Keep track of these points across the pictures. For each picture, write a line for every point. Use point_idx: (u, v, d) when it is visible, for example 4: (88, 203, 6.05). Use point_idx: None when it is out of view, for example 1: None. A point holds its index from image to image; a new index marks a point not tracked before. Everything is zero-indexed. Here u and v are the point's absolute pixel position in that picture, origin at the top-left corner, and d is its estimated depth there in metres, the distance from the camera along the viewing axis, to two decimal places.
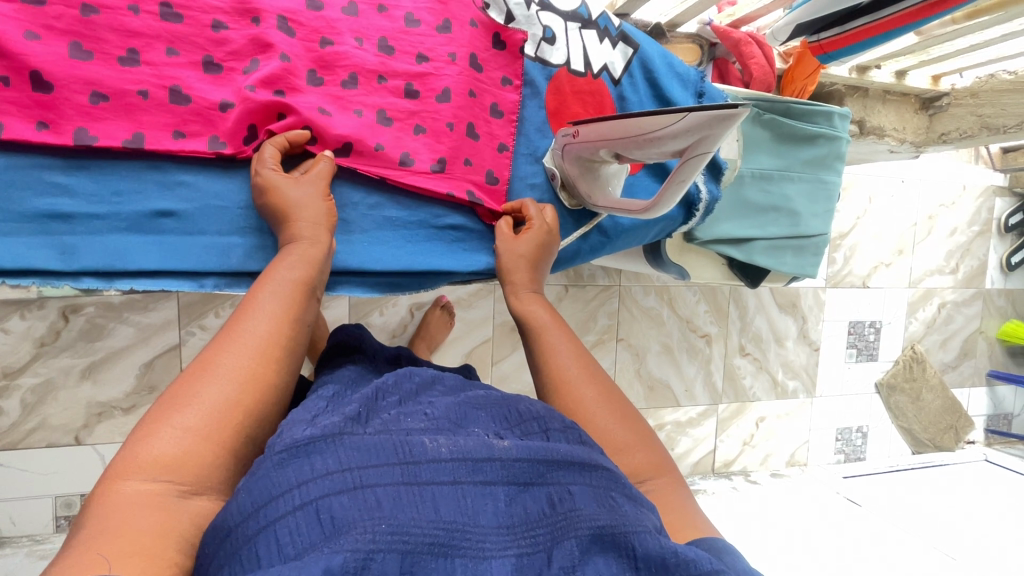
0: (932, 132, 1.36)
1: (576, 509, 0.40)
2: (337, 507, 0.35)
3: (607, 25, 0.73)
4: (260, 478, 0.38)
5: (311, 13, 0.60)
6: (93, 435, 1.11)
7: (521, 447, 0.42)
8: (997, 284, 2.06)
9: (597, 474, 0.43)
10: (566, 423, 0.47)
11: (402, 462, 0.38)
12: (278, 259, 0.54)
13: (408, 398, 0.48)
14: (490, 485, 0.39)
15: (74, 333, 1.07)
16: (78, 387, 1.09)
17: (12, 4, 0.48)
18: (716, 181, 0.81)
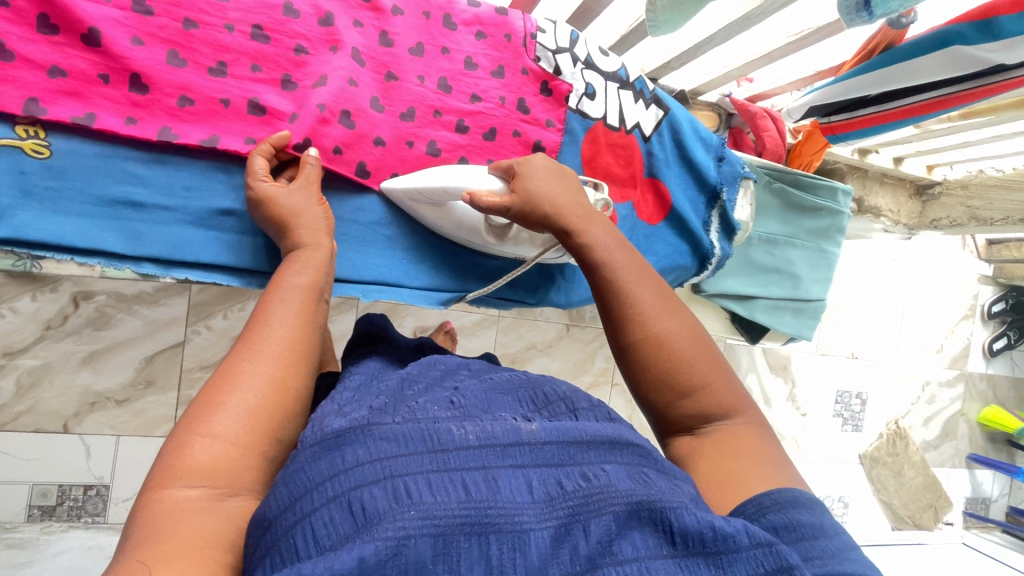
0: (925, 217, 1.46)
1: (610, 484, 0.36)
2: (368, 497, 0.32)
3: (642, 88, 0.80)
4: (296, 471, 0.35)
5: (382, 49, 0.65)
6: (82, 424, 1.08)
7: (549, 428, 0.39)
8: (978, 368, 2.14)
9: (627, 451, 0.40)
10: (594, 402, 0.45)
11: (431, 450, 0.35)
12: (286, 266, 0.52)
13: (434, 386, 0.45)
14: (523, 467, 0.36)
15: (80, 320, 1.05)
16: (75, 374, 1.07)
17: (124, 12, 0.53)
18: (729, 239, 0.87)
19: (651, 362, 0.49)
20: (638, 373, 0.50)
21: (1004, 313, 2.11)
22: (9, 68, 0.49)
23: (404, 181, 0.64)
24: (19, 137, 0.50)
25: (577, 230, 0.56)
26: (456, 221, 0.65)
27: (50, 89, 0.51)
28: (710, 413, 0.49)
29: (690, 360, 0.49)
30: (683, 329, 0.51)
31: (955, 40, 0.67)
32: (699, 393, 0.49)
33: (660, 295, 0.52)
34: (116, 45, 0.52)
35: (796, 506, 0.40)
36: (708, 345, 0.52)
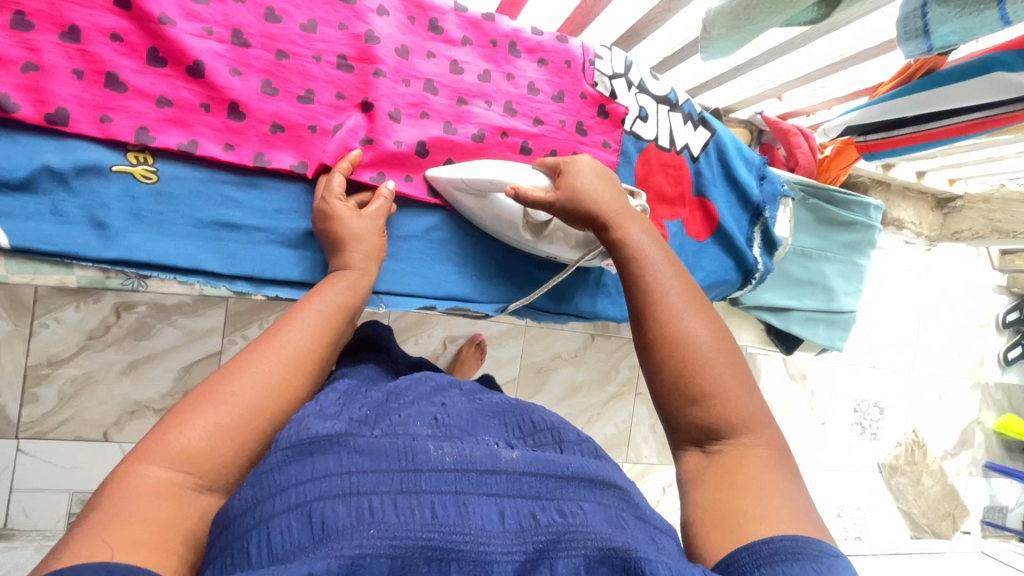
0: (946, 229, 1.49)
1: (586, 525, 0.37)
2: (329, 511, 0.34)
3: (690, 110, 0.83)
4: (265, 474, 0.37)
5: (453, 76, 0.68)
6: (122, 432, 1.07)
7: (529, 458, 0.40)
8: (994, 377, 2.16)
9: (607, 492, 0.41)
10: (580, 436, 0.47)
11: (402, 469, 0.37)
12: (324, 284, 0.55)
13: (421, 402, 0.48)
14: (496, 496, 0.37)
15: (122, 330, 1.06)
16: (115, 383, 1.07)
17: (223, 45, 0.57)
18: (770, 255, 0.90)
19: (665, 363, 0.48)
20: (655, 371, 0.49)
21: (1020, 322, 2.15)
22: (123, 99, 0.52)
23: (449, 171, 0.65)
24: (130, 163, 0.53)
25: (615, 227, 0.56)
26: (495, 214, 0.65)
27: (157, 118, 0.54)
28: (720, 429, 0.45)
29: (720, 363, 0.47)
30: (706, 335, 0.48)
31: (996, 65, 0.70)
32: (711, 402, 0.46)
33: (687, 298, 0.51)
34: (217, 77, 0.55)
35: (799, 561, 0.35)
36: (735, 357, 0.49)
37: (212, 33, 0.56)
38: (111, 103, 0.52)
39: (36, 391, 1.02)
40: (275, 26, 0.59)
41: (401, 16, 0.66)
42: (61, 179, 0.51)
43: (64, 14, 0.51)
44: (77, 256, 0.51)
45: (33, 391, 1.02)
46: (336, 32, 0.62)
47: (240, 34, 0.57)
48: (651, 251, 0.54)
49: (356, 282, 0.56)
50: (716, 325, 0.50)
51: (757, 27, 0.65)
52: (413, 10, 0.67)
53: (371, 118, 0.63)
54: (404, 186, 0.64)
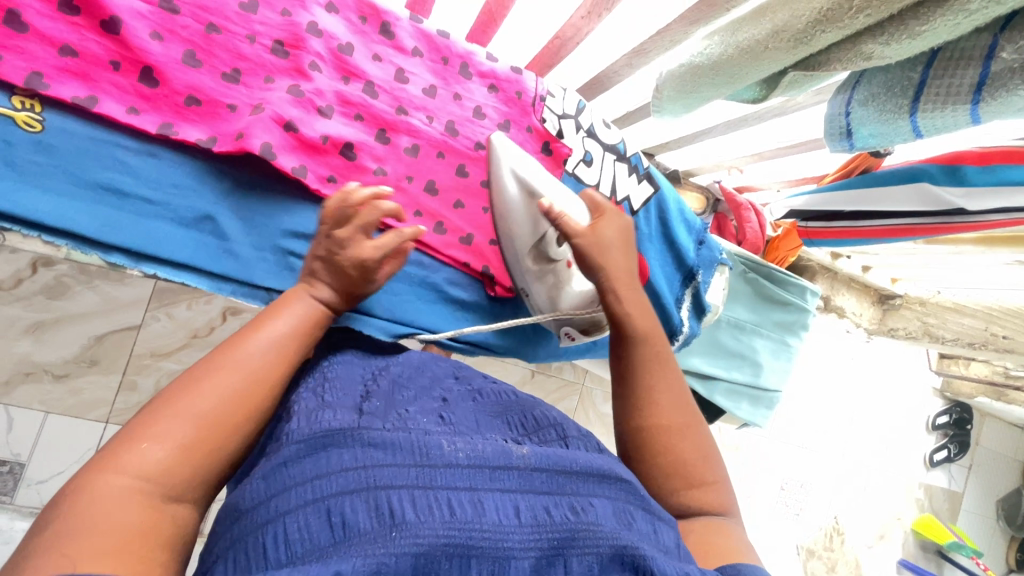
0: (884, 325, 1.54)
1: (597, 523, 0.38)
2: (349, 510, 0.33)
3: (637, 164, 0.85)
4: (278, 468, 0.37)
5: (396, 85, 0.70)
6: (10, 395, 1.06)
7: (540, 455, 0.41)
8: (919, 477, 2.21)
9: (615, 486, 0.42)
10: (583, 432, 0.48)
11: (418, 464, 0.37)
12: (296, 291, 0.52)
13: (424, 393, 0.49)
14: (508, 492, 0.38)
15: (36, 286, 1.05)
16: (16, 341, 1.05)
17: (150, 7, 0.57)
18: (697, 319, 0.91)
19: (653, 458, 0.53)
20: (643, 450, 0.53)
21: (947, 426, 2.24)
22: (20, 39, 0.51)
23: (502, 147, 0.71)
24: (13, 108, 0.52)
25: (619, 298, 0.60)
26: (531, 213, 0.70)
27: (58, 66, 0.53)
28: (700, 507, 0.51)
29: (700, 457, 0.53)
30: (688, 432, 0.54)
31: (924, 177, 0.72)
32: (692, 487, 0.51)
33: (677, 398, 0.56)
34: (133, 36, 0.55)
35: None
36: (707, 455, 0.54)
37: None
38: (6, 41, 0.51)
39: None
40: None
41: (353, 16, 0.69)
42: None
43: None
44: None
45: None
46: (276, 17, 0.63)
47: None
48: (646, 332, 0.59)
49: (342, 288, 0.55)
50: (699, 430, 0.55)
51: (704, 94, 0.64)
52: (366, 12, 0.69)
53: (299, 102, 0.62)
54: (326, 187, 0.64)
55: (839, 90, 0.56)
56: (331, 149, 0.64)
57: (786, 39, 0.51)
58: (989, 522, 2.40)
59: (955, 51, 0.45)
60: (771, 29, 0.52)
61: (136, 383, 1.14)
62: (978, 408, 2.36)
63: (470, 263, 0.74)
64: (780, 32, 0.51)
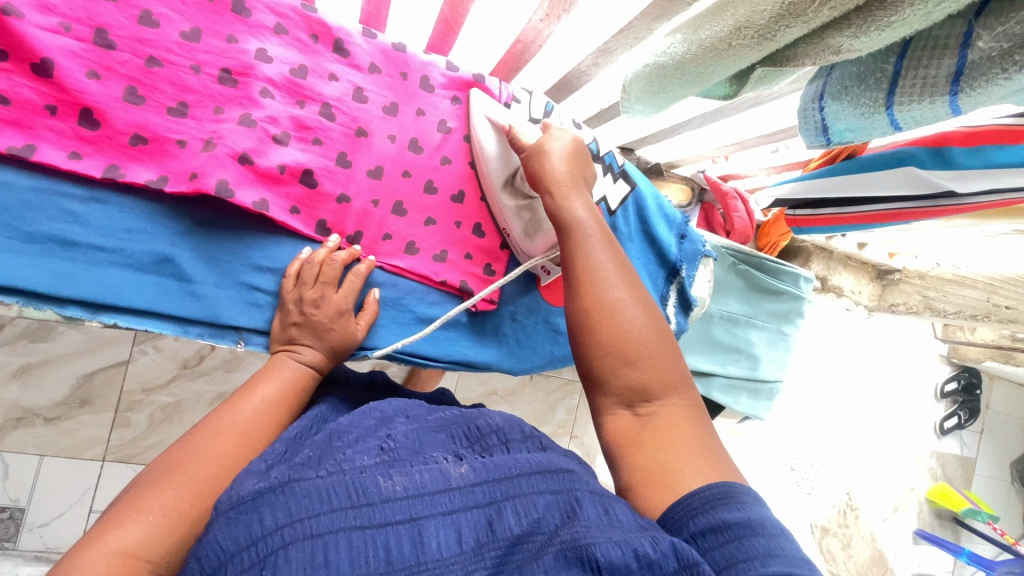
0: (883, 301, 1.48)
1: (538, 528, 0.39)
2: (285, 563, 0.33)
3: (611, 162, 0.81)
4: (211, 542, 0.35)
5: (355, 104, 0.67)
6: (3, 441, 1.05)
7: (478, 469, 0.42)
8: (930, 445, 2.20)
9: (557, 480, 0.43)
10: (524, 435, 0.50)
11: (356, 505, 0.37)
12: (243, 397, 0.53)
13: (366, 434, 0.48)
14: (452, 514, 0.38)
15: (16, 331, 1.02)
16: (3, 386, 1.04)
17: (82, 44, 0.54)
18: (685, 314, 0.89)
19: (601, 328, 0.50)
20: (587, 336, 0.50)
21: (957, 393, 2.22)
22: None
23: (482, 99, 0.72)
24: None
25: (559, 196, 0.58)
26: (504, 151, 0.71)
27: None
28: (649, 390, 0.49)
29: (650, 329, 0.51)
30: (635, 303, 0.51)
31: (910, 160, 0.69)
32: (639, 365, 0.49)
33: (620, 272, 0.53)
34: (68, 78, 0.53)
35: (726, 504, 0.42)
36: (659, 322, 0.52)
37: (68, 30, 0.53)
38: None
39: None
40: (149, 30, 0.56)
41: (302, 34, 0.65)
42: None
43: None
44: None
45: None
46: (221, 43, 0.60)
47: (104, 34, 0.55)
48: (586, 220, 0.55)
49: (292, 382, 0.57)
50: (644, 296, 0.53)
51: (672, 94, 0.61)
52: (317, 30, 0.65)
53: (252, 132, 0.60)
54: (290, 219, 0.62)
55: (811, 86, 0.53)
56: (289, 179, 0.62)
57: (749, 35, 0.48)
58: (1003, 485, 2.38)
59: (930, 39, 0.41)
60: (732, 27, 0.48)
61: (129, 420, 1.12)
62: (988, 372, 2.33)
63: (447, 280, 0.73)
64: (743, 28, 0.47)
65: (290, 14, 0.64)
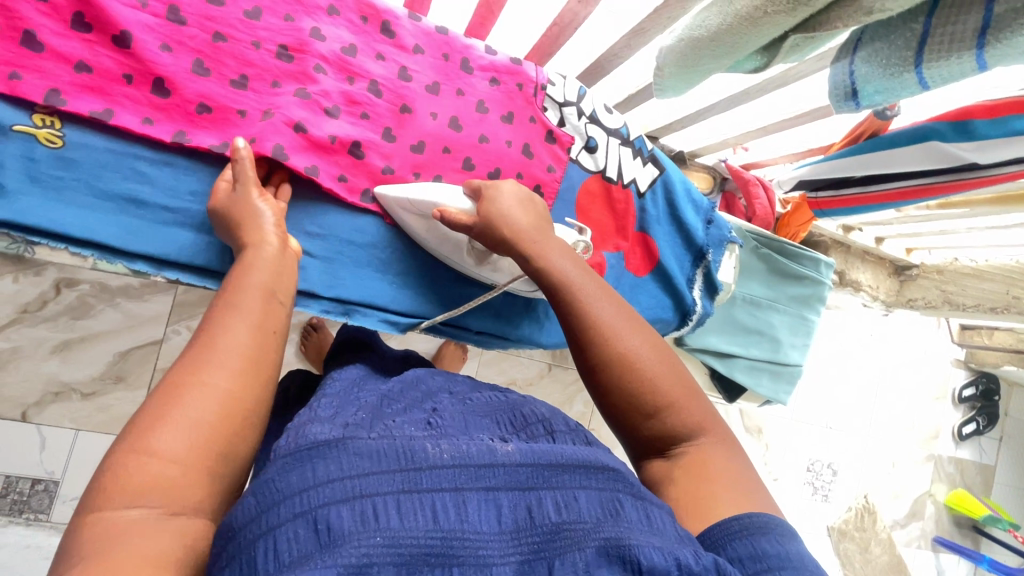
0: (901, 296, 1.52)
1: (580, 520, 0.37)
2: (335, 516, 0.33)
3: (641, 147, 0.83)
4: (266, 481, 0.36)
5: (400, 83, 0.68)
6: (41, 414, 1.06)
7: (524, 450, 0.40)
8: (948, 451, 2.18)
9: (602, 476, 0.40)
10: (572, 426, 0.47)
11: (403, 469, 0.36)
12: (225, 316, 0.44)
13: (413, 405, 0.49)
14: (493, 491, 0.38)
15: (59, 307, 1.06)
16: (43, 361, 1.06)
17: (157, 19, 0.56)
18: (710, 298, 0.90)
19: (620, 386, 0.49)
20: (610, 397, 0.49)
21: (975, 399, 2.20)
22: (36, 58, 0.51)
23: (397, 190, 0.66)
24: (34, 125, 0.52)
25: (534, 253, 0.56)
26: (439, 235, 0.67)
27: (71, 83, 0.53)
28: (681, 435, 0.48)
29: (664, 370, 0.49)
30: (645, 349, 0.50)
31: (933, 135, 0.72)
32: (668, 413, 0.48)
33: (623, 319, 0.51)
34: (145, 50, 0.55)
35: (765, 534, 0.40)
36: (672, 360, 0.51)
37: (146, 6, 0.56)
38: (23, 61, 0.51)
39: None
40: (216, 9, 0.59)
41: (353, 16, 0.66)
42: None
43: None
44: None
45: None
46: (280, 22, 0.62)
47: (177, 11, 0.57)
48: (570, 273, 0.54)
49: (275, 286, 0.50)
50: (650, 335, 0.52)
51: (706, 68, 0.64)
52: (367, 12, 0.67)
53: (304, 108, 0.62)
54: (336, 186, 0.64)
55: (840, 52, 0.56)
56: (338, 150, 0.64)
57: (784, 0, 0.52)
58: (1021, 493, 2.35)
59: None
60: None
61: None
62: (1006, 378, 2.31)
63: None
64: None
65: None
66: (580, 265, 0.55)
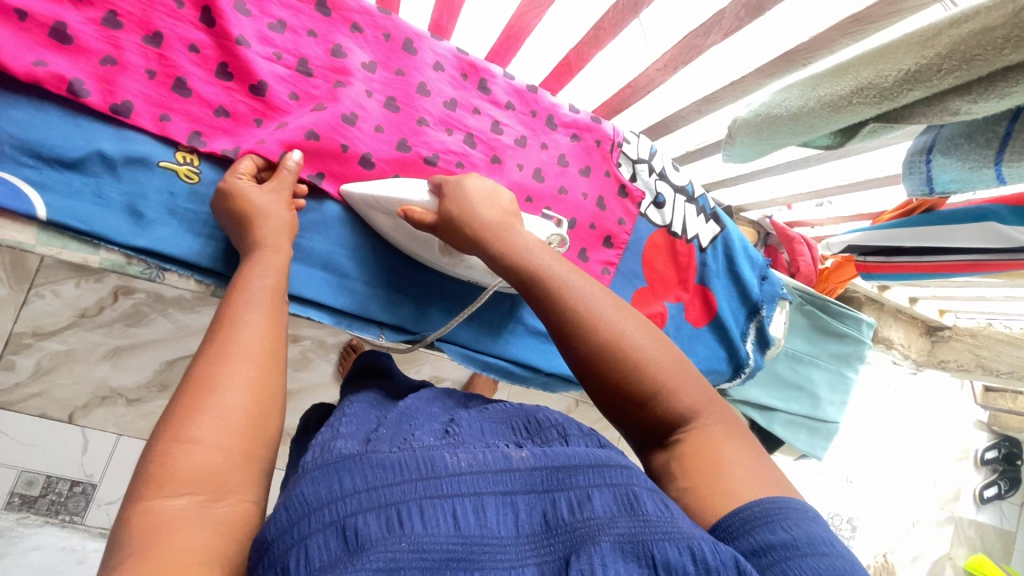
0: (933, 356, 1.53)
1: (596, 518, 0.35)
2: (363, 523, 0.33)
3: (704, 204, 0.87)
4: (296, 494, 0.35)
5: (492, 136, 0.73)
6: (88, 417, 0.95)
7: (539, 455, 0.40)
8: (969, 514, 2.15)
9: (615, 471, 0.38)
10: (585, 430, 0.44)
11: (423, 477, 0.36)
12: (235, 304, 0.46)
13: (430, 419, 0.48)
14: (510, 495, 0.37)
15: (116, 314, 0.95)
16: (95, 365, 0.95)
17: (288, 71, 0.61)
18: (761, 352, 0.92)
19: (608, 378, 0.44)
20: (602, 390, 0.45)
21: (996, 462, 2.18)
22: (183, 102, 0.56)
23: (362, 186, 0.62)
24: (176, 162, 0.56)
25: (494, 238, 0.51)
26: (406, 233, 0.62)
27: (211, 124, 0.57)
28: (676, 419, 0.44)
29: (651, 351, 0.45)
30: (628, 331, 0.45)
31: (991, 216, 0.76)
32: (660, 398, 0.44)
33: (598, 300, 0.47)
34: (277, 99, 0.60)
35: (770, 523, 0.35)
36: (657, 338, 0.46)
37: (280, 58, 0.61)
38: (172, 104, 0.56)
39: (12, 358, 0.91)
40: (339, 61, 0.64)
41: (455, 72, 0.72)
42: (110, 164, 0.53)
43: (152, 20, 0.55)
44: (105, 238, 0.53)
45: (9, 358, 0.91)
46: (392, 76, 0.67)
47: (305, 64, 0.62)
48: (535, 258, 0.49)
49: (280, 284, 0.50)
50: (633, 316, 0.47)
51: (779, 141, 0.68)
52: (466, 70, 0.72)
53: (406, 155, 0.66)
54: None
55: (927, 131, 0.60)
56: None
57: (871, 95, 0.55)
58: None
59: None
60: (855, 85, 0.55)
61: None
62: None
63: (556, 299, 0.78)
64: (865, 88, 0.55)
65: (448, 57, 0.71)
66: (545, 249, 0.51)
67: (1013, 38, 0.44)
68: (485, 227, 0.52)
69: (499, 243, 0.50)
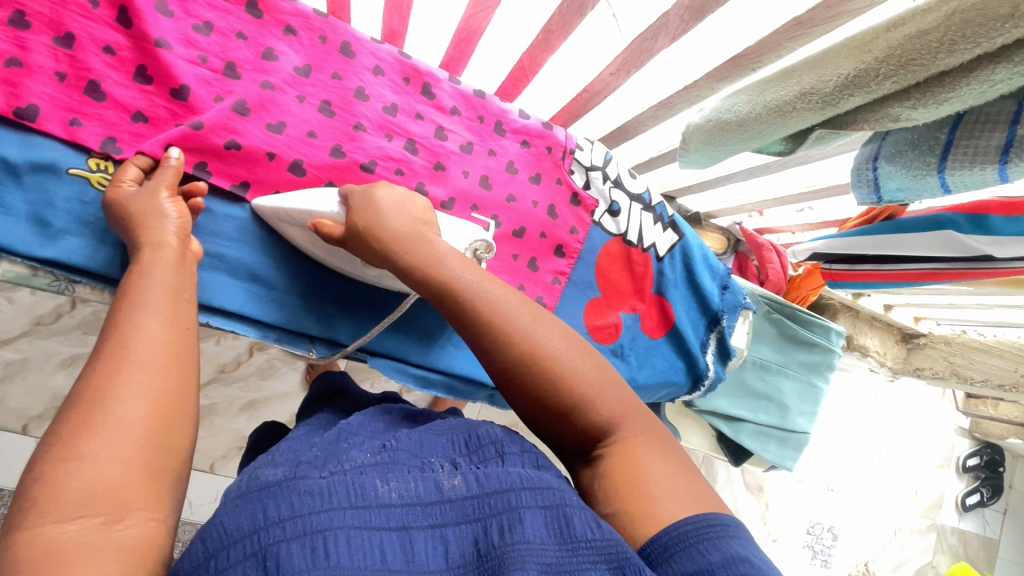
0: (909, 363, 1.51)
1: (530, 544, 0.32)
2: (286, 554, 0.30)
3: (662, 212, 0.85)
4: (216, 523, 0.32)
5: (436, 141, 0.71)
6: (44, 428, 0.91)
7: (474, 478, 0.37)
8: (951, 522, 2.12)
9: (548, 491, 0.36)
10: (524, 448, 0.41)
11: (353, 505, 0.33)
12: (131, 313, 0.43)
13: (371, 438, 0.44)
14: (442, 526, 0.34)
15: (75, 321, 0.92)
16: (51, 375, 0.91)
17: (213, 73, 0.59)
18: (723, 363, 0.90)
19: (527, 392, 0.43)
20: (524, 405, 0.43)
21: (979, 469, 2.15)
22: (98, 106, 0.54)
23: (273, 200, 0.59)
24: (88, 169, 0.54)
25: (409, 248, 0.49)
26: (323, 248, 0.60)
27: (128, 130, 0.55)
28: (600, 433, 0.42)
29: (571, 362, 0.43)
30: (547, 341, 0.43)
31: (949, 224, 0.74)
32: (580, 411, 0.42)
33: (518, 309, 0.45)
34: (200, 103, 0.58)
35: (689, 549, 0.33)
36: (580, 347, 0.44)
37: (204, 61, 0.59)
38: (85, 109, 0.54)
39: None
40: (270, 64, 0.62)
41: (396, 76, 0.69)
42: (12, 171, 0.51)
43: (64, 21, 0.53)
44: (7, 249, 0.50)
45: None
46: (328, 80, 0.65)
47: (232, 67, 0.60)
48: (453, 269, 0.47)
49: (179, 287, 0.47)
50: (555, 324, 0.45)
51: (732, 147, 0.65)
52: (409, 73, 0.70)
53: (342, 162, 0.64)
54: None
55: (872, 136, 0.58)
56: None
57: (813, 100, 0.53)
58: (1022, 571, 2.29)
59: (980, 114, 0.47)
60: (798, 91, 0.54)
61: None
62: (1009, 450, 2.28)
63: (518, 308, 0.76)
64: (808, 94, 0.53)
65: (389, 60, 0.69)
66: (466, 258, 0.49)
67: (947, 42, 0.42)
68: (395, 237, 0.50)
69: (412, 253, 0.49)
